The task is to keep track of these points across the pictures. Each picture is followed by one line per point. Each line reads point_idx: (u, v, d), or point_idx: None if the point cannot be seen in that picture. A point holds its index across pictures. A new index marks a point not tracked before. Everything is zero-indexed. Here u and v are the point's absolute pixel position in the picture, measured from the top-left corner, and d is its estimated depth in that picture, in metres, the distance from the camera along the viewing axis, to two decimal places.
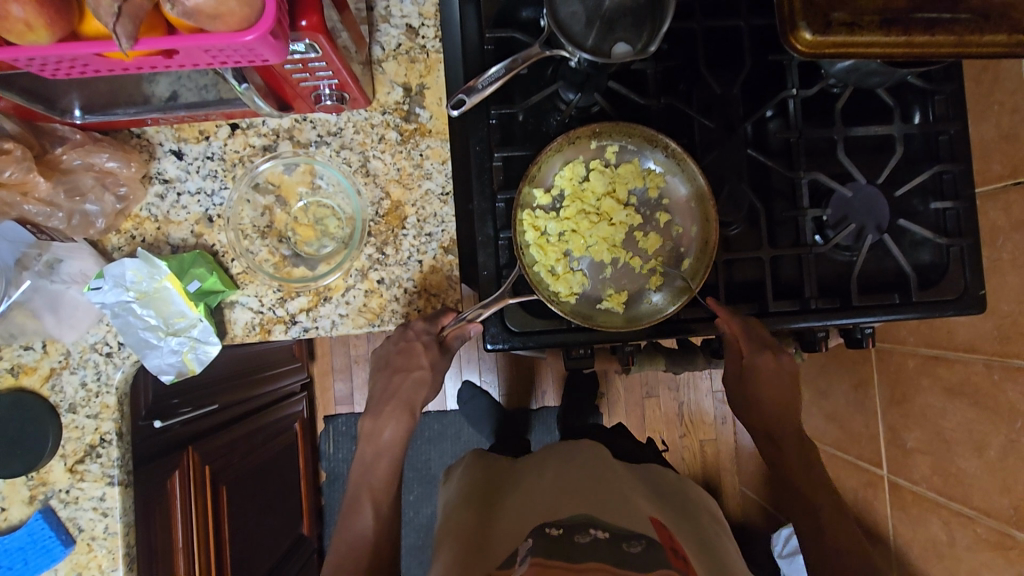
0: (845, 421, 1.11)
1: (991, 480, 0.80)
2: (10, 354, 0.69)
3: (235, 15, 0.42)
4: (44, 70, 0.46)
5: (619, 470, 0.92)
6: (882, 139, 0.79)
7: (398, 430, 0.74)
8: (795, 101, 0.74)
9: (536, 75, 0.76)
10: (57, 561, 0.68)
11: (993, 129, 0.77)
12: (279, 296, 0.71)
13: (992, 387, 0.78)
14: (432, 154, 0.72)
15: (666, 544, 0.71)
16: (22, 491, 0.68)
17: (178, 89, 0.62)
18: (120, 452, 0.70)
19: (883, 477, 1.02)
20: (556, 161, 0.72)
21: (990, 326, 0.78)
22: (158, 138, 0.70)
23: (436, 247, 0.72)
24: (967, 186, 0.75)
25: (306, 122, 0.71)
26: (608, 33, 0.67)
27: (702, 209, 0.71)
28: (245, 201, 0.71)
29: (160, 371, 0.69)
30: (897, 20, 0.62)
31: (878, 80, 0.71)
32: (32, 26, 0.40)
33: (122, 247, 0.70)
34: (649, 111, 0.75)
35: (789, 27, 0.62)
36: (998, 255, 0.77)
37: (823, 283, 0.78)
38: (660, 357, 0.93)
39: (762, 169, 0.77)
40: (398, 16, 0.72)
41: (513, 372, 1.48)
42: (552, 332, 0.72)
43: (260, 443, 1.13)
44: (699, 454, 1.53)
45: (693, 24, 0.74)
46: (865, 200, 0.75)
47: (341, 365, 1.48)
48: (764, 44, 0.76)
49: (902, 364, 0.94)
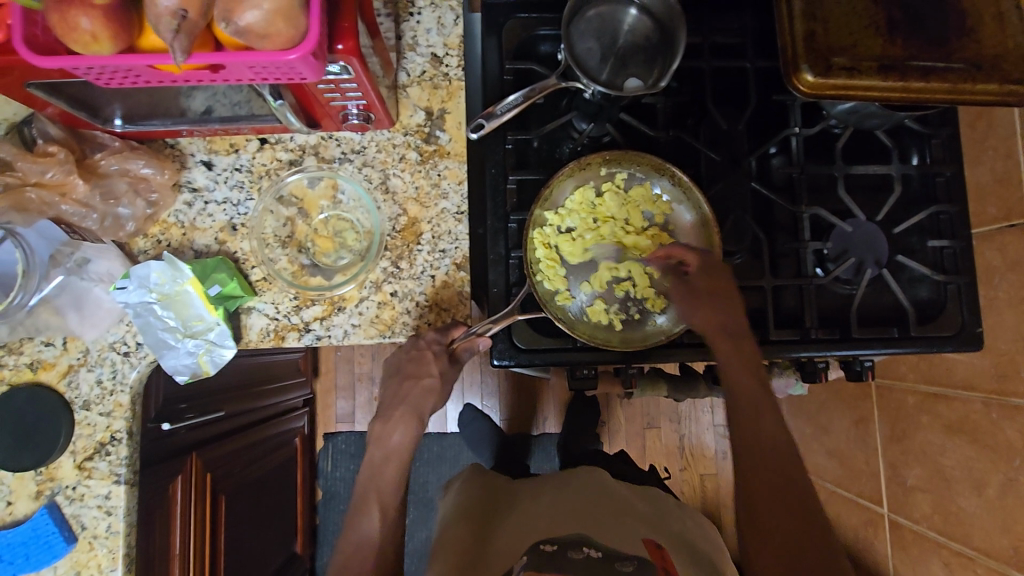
0: (846, 457, 1.11)
1: (990, 519, 0.80)
2: (31, 349, 0.71)
3: (283, 35, 0.45)
4: (99, 78, 0.49)
5: (619, 495, 0.92)
6: (881, 178, 0.82)
7: (407, 434, 0.76)
8: (798, 138, 0.78)
9: (552, 105, 0.80)
10: (58, 557, 0.68)
11: (988, 172, 0.80)
12: (295, 304, 0.73)
13: (990, 424, 0.79)
14: (449, 175, 0.75)
15: (655, 561, 0.71)
16: (29, 485, 0.69)
17: (212, 104, 0.65)
18: (129, 451, 0.71)
19: (883, 515, 1.02)
20: (568, 185, 0.75)
21: (988, 364, 0.79)
22: (191, 149, 0.74)
23: (449, 264, 0.74)
24: (964, 227, 0.78)
25: (332, 139, 0.75)
26: (621, 69, 0.72)
27: (706, 234, 0.74)
28: (269, 212, 0.74)
29: (175, 371, 0.71)
30: (894, 67, 0.66)
31: (876, 122, 0.75)
32: (98, 38, 0.44)
33: (148, 250, 0.73)
34: (658, 142, 0.78)
35: (792, 69, 0.66)
36: (994, 294, 0.79)
37: (824, 314, 0.80)
38: (662, 382, 0.95)
39: (766, 202, 0.80)
40: (424, 46, 0.76)
41: (515, 395, 1.49)
42: (557, 351, 0.74)
43: (259, 455, 1.13)
44: (699, 488, 1.52)
45: (702, 63, 0.79)
46: (864, 238, 0.77)
47: (345, 383, 1.49)
48: (769, 84, 0.81)
49: (902, 401, 0.95)
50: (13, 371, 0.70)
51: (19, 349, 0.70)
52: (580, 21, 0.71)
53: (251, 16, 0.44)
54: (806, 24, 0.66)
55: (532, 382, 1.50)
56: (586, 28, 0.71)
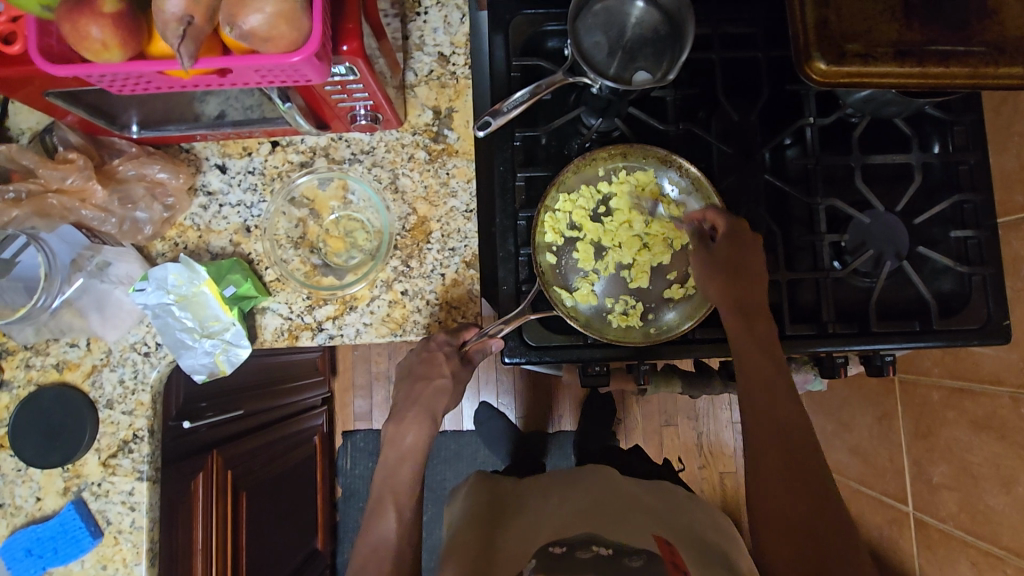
0: (870, 455, 1.08)
1: (1021, 518, 0.77)
2: (57, 349, 0.73)
3: (286, 38, 0.46)
4: (112, 85, 0.51)
5: (627, 491, 0.91)
6: (901, 168, 0.79)
7: (418, 434, 0.77)
8: (812, 128, 0.76)
9: (559, 101, 0.79)
10: (86, 551, 0.70)
11: (1014, 159, 0.77)
12: (307, 304, 0.74)
13: (1018, 420, 0.77)
14: (457, 173, 0.75)
15: (666, 557, 0.70)
16: (57, 482, 0.72)
17: (226, 108, 0.66)
18: (150, 449, 0.73)
19: (908, 514, 0.99)
20: (575, 181, 0.75)
21: (1015, 358, 0.76)
22: (205, 153, 0.76)
23: (459, 262, 0.74)
24: (988, 216, 0.76)
25: (341, 141, 0.76)
26: (629, 62, 0.71)
27: (718, 226, 0.74)
28: (281, 214, 0.76)
29: (192, 370, 0.72)
30: (912, 52, 0.64)
31: (894, 109, 0.73)
32: (107, 46, 0.45)
33: (166, 253, 0.75)
34: (667, 136, 0.77)
35: (803, 57, 0.65)
36: (1021, 285, 0.76)
37: (841, 308, 0.78)
38: (676, 379, 0.93)
39: (780, 195, 0.79)
40: (431, 45, 0.77)
41: (530, 394, 1.49)
42: (568, 348, 0.74)
43: (280, 453, 1.16)
44: (718, 487, 1.50)
45: (712, 55, 0.77)
46: (883, 229, 0.75)
47: (363, 382, 1.51)
48: (781, 74, 0.79)
49: (927, 396, 0.92)
50: (41, 371, 0.73)
51: (46, 350, 0.73)
52: (586, 15, 0.70)
53: (254, 20, 0.44)
54: (818, 10, 0.65)
55: (548, 381, 1.49)
56: (593, 21, 0.71)
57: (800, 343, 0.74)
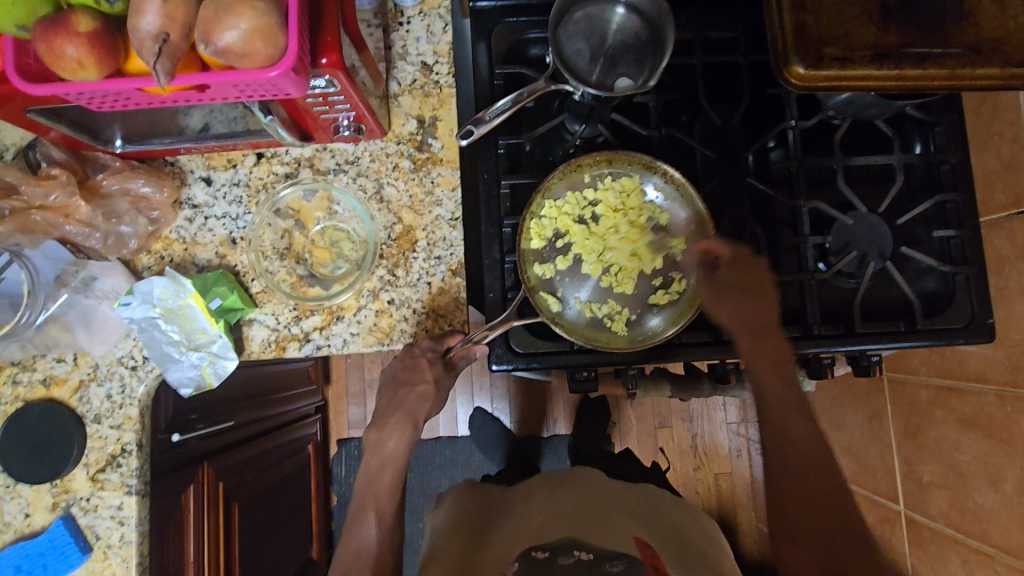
0: (861, 454, 1.09)
1: (1009, 516, 0.77)
2: (44, 365, 0.73)
3: (261, 53, 0.46)
4: (91, 102, 0.51)
5: (614, 494, 0.92)
6: (883, 169, 0.80)
7: (403, 440, 0.77)
8: (794, 131, 0.77)
9: (543, 108, 0.80)
10: (75, 567, 0.70)
11: (995, 158, 0.78)
12: (294, 315, 0.75)
13: (1004, 418, 0.77)
14: (442, 182, 0.76)
15: (646, 560, 0.72)
16: (46, 497, 0.71)
17: (210, 121, 0.66)
18: (139, 463, 0.73)
19: (900, 512, 1.00)
20: (560, 187, 0.76)
21: (1001, 356, 0.77)
22: (190, 166, 0.76)
23: (445, 270, 0.74)
24: (971, 215, 0.76)
25: (326, 151, 0.76)
26: (611, 69, 0.71)
27: (702, 231, 0.74)
28: (266, 225, 0.76)
29: (179, 384, 0.72)
30: (889, 54, 0.64)
31: (875, 111, 0.74)
32: (83, 64, 0.45)
33: (152, 266, 0.75)
34: (651, 141, 0.78)
35: (782, 61, 0.65)
36: (1005, 284, 0.77)
37: (827, 310, 0.78)
38: (665, 382, 0.94)
39: (763, 198, 0.80)
40: (414, 54, 0.77)
41: (525, 398, 1.49)
42: (555, 353, 0.74)
43: (274, 462, 1.16)
44: (714, 488, 1.50)
45: (694, 60, 0.78)
46: (866, 229, 0.76)
47: (357, 390, 1.51)
48: (763, 78, 0.80)
49: (916, 396, 0.93)
50: (27, 388, 0.73)
51: (32, 366, 0.73)
52: (567, 23, 0.71)
53: (228, 36, 0.44)
54: (796, 15, 0.65)
55: (543, 387, 1.50)
56: (574, 29, 0.71)
57: (769, 339, 0.71)
